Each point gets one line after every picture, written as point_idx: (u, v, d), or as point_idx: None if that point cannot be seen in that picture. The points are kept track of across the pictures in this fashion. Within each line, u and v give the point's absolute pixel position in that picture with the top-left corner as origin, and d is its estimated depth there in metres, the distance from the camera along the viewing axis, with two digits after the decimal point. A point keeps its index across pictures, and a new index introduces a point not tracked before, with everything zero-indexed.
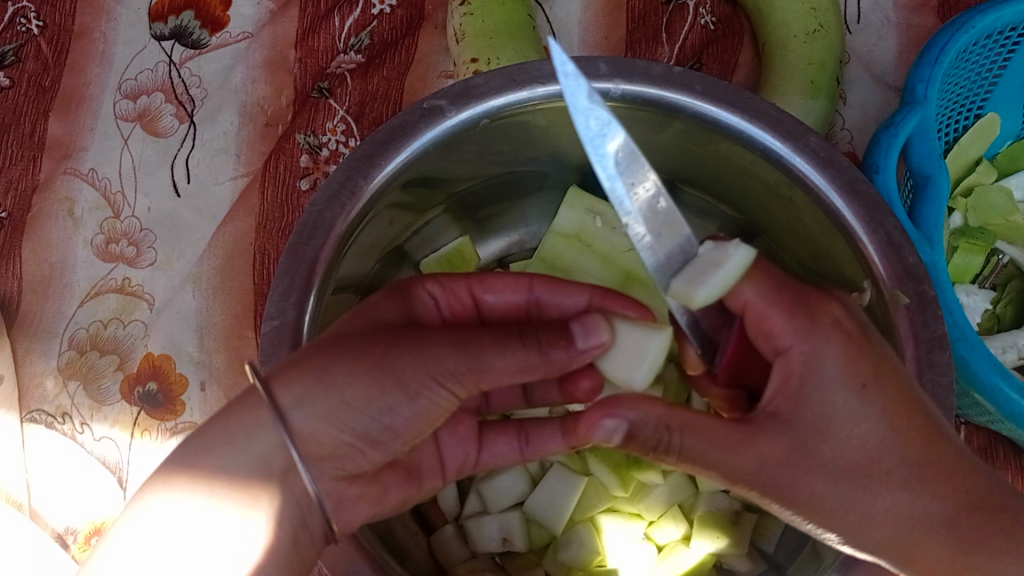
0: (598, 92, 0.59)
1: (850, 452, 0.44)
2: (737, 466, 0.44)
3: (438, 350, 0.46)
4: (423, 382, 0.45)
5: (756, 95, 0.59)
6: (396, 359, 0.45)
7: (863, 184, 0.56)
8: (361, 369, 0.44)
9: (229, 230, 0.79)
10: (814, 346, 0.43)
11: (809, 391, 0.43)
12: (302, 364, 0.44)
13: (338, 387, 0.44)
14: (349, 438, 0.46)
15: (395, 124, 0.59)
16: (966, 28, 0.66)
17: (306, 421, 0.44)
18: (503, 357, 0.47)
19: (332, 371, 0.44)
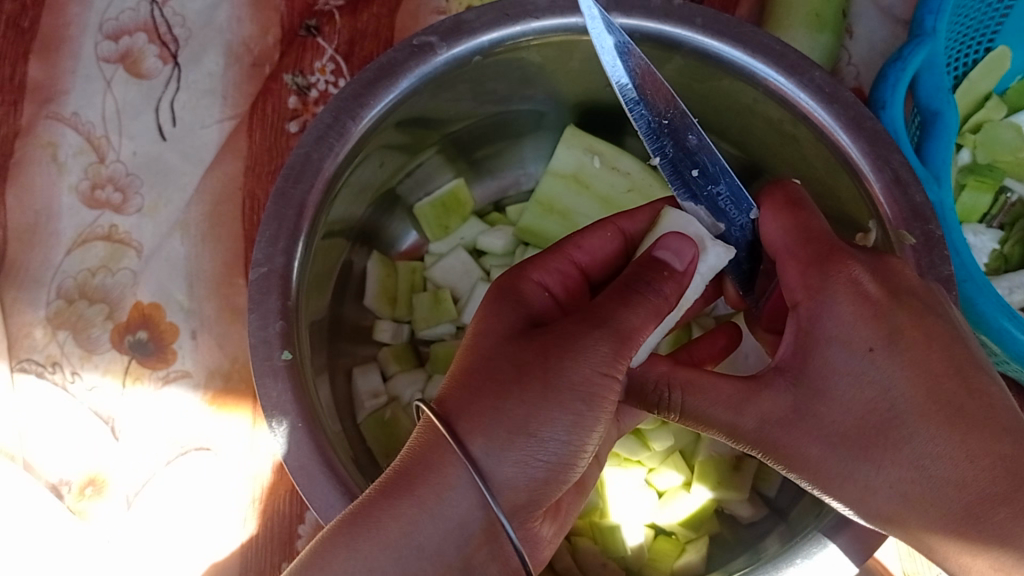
0: None
1: (854, 399, 0.46)
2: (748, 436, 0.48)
3: (593, 339, 0.45)
4: (593, 383, 0.45)
5: (759, 28, 0.56)
6: (560, 371, 0.44)
7: (870, 120, 0.54)
8: (562, 392, 0.44)
9: (217, 173, 0.77)
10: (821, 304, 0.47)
11: (813, 349, 0.47)
12: (471, 420, 0.44)
13: (497, 412, 0.44)
14: (538, 478, 0.45)
15: (384, 62, 0.56)
16: None
17: (497, 470, 0.44)
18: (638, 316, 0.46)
19: (503, 408, 0.44)
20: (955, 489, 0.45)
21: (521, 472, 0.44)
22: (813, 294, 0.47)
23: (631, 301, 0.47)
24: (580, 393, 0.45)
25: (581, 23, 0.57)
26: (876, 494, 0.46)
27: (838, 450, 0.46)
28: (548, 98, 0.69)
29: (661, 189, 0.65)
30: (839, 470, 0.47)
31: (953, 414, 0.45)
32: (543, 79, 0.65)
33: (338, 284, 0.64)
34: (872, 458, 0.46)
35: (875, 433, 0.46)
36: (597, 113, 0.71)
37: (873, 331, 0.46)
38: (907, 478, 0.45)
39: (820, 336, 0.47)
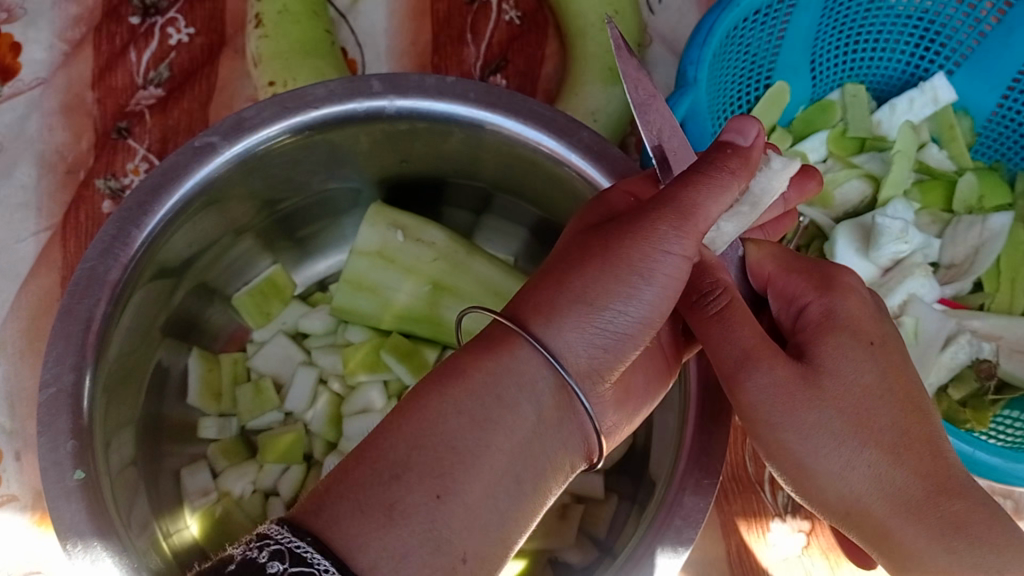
0: (373, 111, 0.58)
1: (856, 383, 0.47)
2: (755, 407, 0.47)
3: (652, 219, 0.44)
4: (657, 263, 0.45)
5: (529, 96, 0.59)
6: (621, 249, 0.44)
7: (638, 173, 0.57)
8: (637, 269, 0.44)
9: (33, 287, 0.76)
10: (830, 300, 0.50)
11: (824, 332, 0.49)
12: (532, 306, 0.44)
13: (581, 296, 0.44)
14: (602, 349, 0.44)
15: (166, 166, 0.57)
16: (732, 6, 0.63)
17: (579, 335, 0.43)
18: (720, 201, 0.45)
19: (558, 309, 0.43)
20: (919, 479, 0.45)
21: (584, 339, 0.44)
22: (823, 292, 0.50)
23: (689, 179, 0.45)
24: (639, 270, 0.44)
25: (359, 109, 0.58)
26: (851, 474, 0.46)
27: (827, 427, 0.46)
28: (356, 177, 0.70)
29: (466, 256, 0.65)
30: (828, 442, 0.46)
31: (911, 408, 0.47)
32: (347, 163, 0.66)
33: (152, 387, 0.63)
34: (857, 440, 0.46)
35: (862, 417, 0.46)
36: (409, 186, 0.73)
37: (872, 329, 0.49)
38: (863, 471, 0.46)
39: (835, 321, 0.49)
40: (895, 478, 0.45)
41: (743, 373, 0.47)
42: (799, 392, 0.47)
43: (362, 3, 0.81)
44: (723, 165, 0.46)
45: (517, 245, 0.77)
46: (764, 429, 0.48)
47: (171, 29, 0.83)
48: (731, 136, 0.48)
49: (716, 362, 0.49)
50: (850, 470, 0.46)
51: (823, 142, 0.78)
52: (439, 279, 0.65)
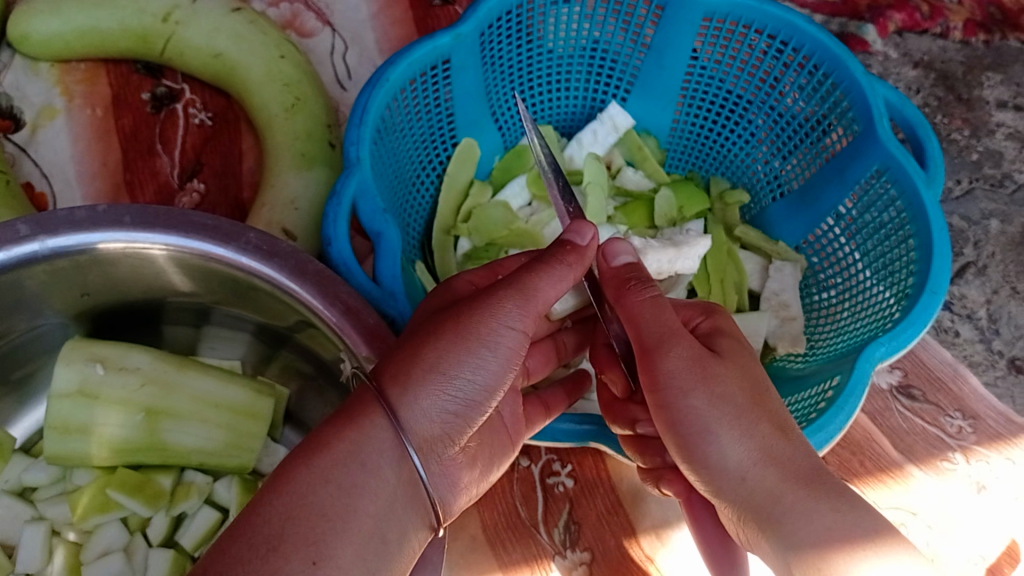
0: (27, 256, 0.57)
1: (747, 376, 0.55)
2: (681, 382, 0.54)
3: (499, 298, 0.51)
4: (500, 335, 0.50)
5: (187, 209, 0.59)
6: (472, 321, 0.50)
7: (311, 263, 0.58)
8: (447, 347, 0.48)
9: None
10: (717, 321, 0.62)
11: (715, 338, 0.59)
12: (405, 360, 0.48)
13: (438, 367, 0.48)
14: (452, 415, 0.48)
15: None
16: (381, 82, 0.66)
17: (415, 415, 0.47)
18: (548, 280, 0.53)
19: (427, 355, 0.48)
20: (804, 455, 0.51)
21: (435, 405, 0.48)
22: (709, 314, 0.62)
23: (533, 269, 0.53)
24: (485, 341, 0.50)
25: (10, 257, 0.56)
26: (728, 447, 0.52)
27: (721, 404, 0.53)
28: (50, 317, 0.68)
29: (176, 372, 0.65)
30: (711, 417, 0.53)
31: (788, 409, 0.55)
32: (27, 306, 0.64)
33: None
34: (751, 416, 0.52)
35: (756, 398, 0.54)
36: (116, 316, 0.72)
37: (746, 345, 0.60)
38: (755, 440, 0.51)
39: (728, 333, 0.60)
40: (777, 451, 0.51)
41: (663, 345, 0.54)
42: (712, 368, 0.54)
43: (41, 133, 0.84)
44: (559, 260, 0.54)
45: (243, 349, 0.75)
46: (668, 410, 0.55)
47: None
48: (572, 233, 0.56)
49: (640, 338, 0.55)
50: (736, 442, 0.52)
51: (522, 186, 0.81)
52: (151, 404, 0.63)
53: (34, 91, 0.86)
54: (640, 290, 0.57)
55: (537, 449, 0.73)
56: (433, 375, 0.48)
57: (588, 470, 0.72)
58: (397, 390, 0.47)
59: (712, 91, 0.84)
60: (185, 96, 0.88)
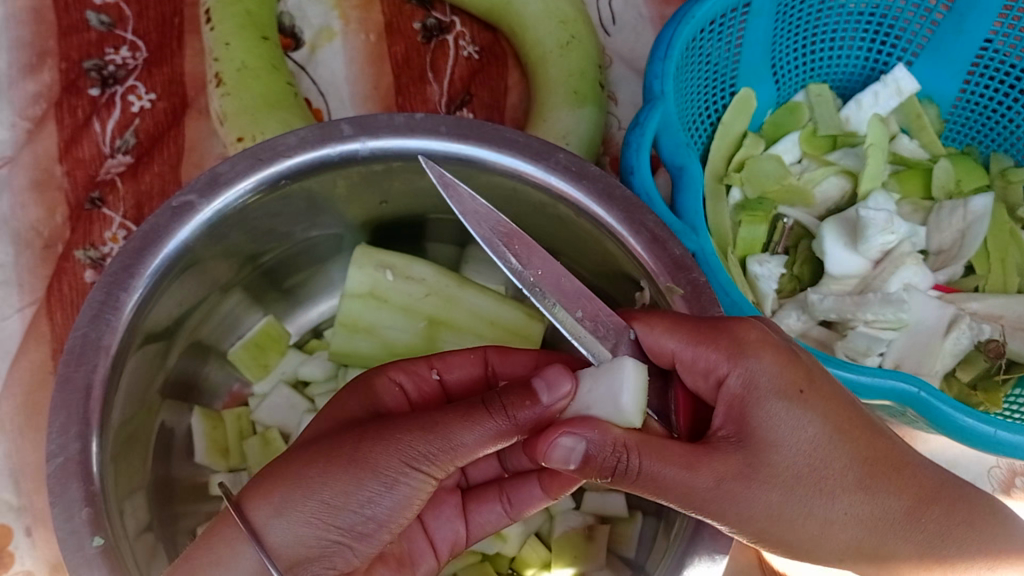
0: (348, 155, 0.59)
1: (805, 448, 0.48)
2: (694, 490, 0.47)
3: (409, 437, 0.47)
4: (397, 470, 0.47)
5: (500, 123, 0.59)
6: (368, 454, 0.47)
7: (619, 188, 0.58)
8: (328, 477, 0.47)
9: (24, 363, 0.76)
10: (747, 366, 0.49)
11: (753, 405, 0.48)
12: (278, 477, 0.47)
13: (314, 493, 0.46)
14: (330, 541, 0.47)
15: (146, 230, 0.57)
16: (687, 19, 0.65)
17: (276, 536, 0.46)
18: (473, 432, 0.48)
19: (307, 475, 0.47)
20: (896, 496, 0.50)
21: (308, 530, 0.46)
22: (736, 360, 0.49)
23: (475, 417, 0.48)
24: (382, 476, 0.47)
25: (333, 154, 0.59)
26: (837, 525, 0.49)
27: (793, 498, 0.48)
28: (335, 223, 0.70)
29: (457, 286, 0.68)
30: (799, 509, 0.48)
31: (872, 451, 0.50)
32: (324, 208, 0.67)
33: (158, 446, 0.65)
34: (825, 492, 0.49)
35: (816, 484, 0.48)
36: (388, 226, 0.73)
37: (796, 377, 0.49)
38: (857, 514, 0.49)
39: (762, 392, 0.48)
40: (875, 506, 0.50)
41: (664, 482, 0.47)
42: (738, 472, 0.47)
43: (320, 52, 0.87)
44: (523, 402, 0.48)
45: (508, 272, 0.77)
46: (738, 522, 0.49)
47: (132, 96, 0.84)
48: (541, 386, 0.50)
49: (634, 485, 0.48)
50: (832, 523, 0.49)
51: (795, 143, 0.79)
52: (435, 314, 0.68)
53: (314, 12, 0.87)
54: (627, 473, 0.47)
55: None
56: (303, 510, 0.46)
57: None
58: (260, 507, 0.47)
59: (998, 76, 0.79)
60: (455, 27, 0.88)
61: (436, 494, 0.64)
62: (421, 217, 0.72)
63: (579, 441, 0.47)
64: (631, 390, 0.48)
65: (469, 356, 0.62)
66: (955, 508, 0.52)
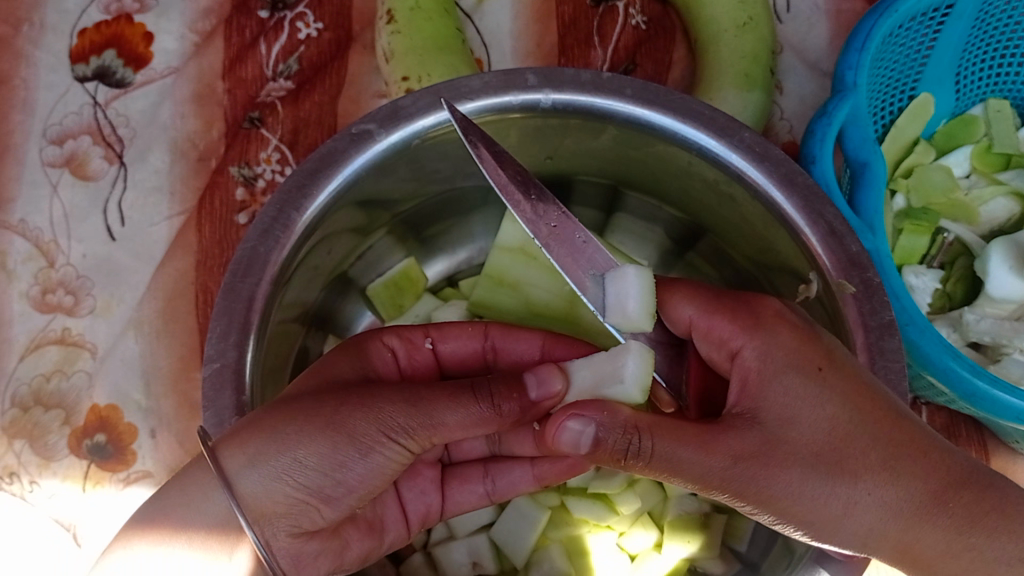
0: (529, 104, 0.58)
1: (820, 426, 0.46)
2: (708, 466, 0.46)
3: (390, 409, 0.49)
4: (374, 437, 0.48)
5: (687, 94, 0.58)
6: (348, 418, 0.48)
7: (801, 175, 0.56)
8: (306, 426, 0.47)
9: (168, 270, 0.77)
10: (764, 340, 0.49)
11: (767, 383, 0.47)
12: (257, 425, 0.47)
13: (290, 450, 0.47)
14: (298, 496, 0.48)
15: (324, 152, 0.57)
16: (890, 12, 0.65)
17: (249, 484, 0.47)
18: (455, 413, 0.50)
19: (284, 429, 0.47)
20: (923, 478, 0.46)
21: (277, 480, 0.47)
22: (752, 333, 0.49)
23: (457, 401, 0.51)
24: (358, 442, 0.48)
25: (515, 101, 0.58)
26: (859, 510, 0.46)
27: (811, 474, 0.46)
28: (491, 173, 0.70)
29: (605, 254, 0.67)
30: (815, 489, 0.46)
31: (903, 436, 0.47)
32: None
33: (295, 368, 0.66)
34: (845, 473, 0.46)
35: (831, 460, 0.46)
36: (541, 184, 0.72)
37: (815, 355, 0.48)
38: (892, 495, 0.46)
39: (774, 366, 0.48)
40: (898, 489, 0.46)
41: (679, 462, 0.46)
42: (748, 442, 0.46)
43: (487, 4, 0.86)
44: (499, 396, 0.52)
45: (653, 249, 0.77)
46: (760, 500, 0.47)
47: (300, 23, 0.83)
48: (530, 380, 0.54)
49: (648, 469, 0.47)
50: (855, 506, 0.46)
51: (967, 157, 0.76)
52: None
53: None
54: (639, 456, 0.47)
55: None
56: (274, 466, 0.47)
57: None
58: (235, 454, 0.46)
59: None
60: None
61: (414, 466, 0.64)
62: (569, 178, 0.71)
63: (589, 426, 0.47)
64: (636, 364, 0.51)
65: (467, 331, 0.65)
66: (987, 495, 0.46)
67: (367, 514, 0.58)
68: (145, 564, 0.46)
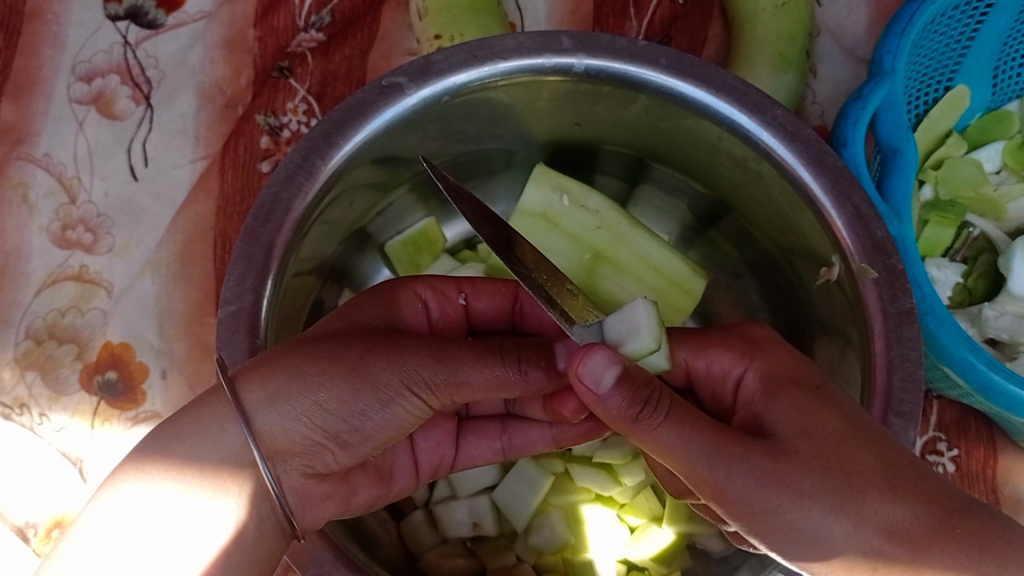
0: (561, 68, 0.58)
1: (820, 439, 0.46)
2: (717, 459, 0.45)
3: (416, 361, 0.49)
4: (395, 388, 0.48)
5: (722, 68, 0.58)
6: (372, 366, 0.48)
7: (831, 156, 0.55)
8: (326, 368, 0.47)
9: (188, 214, 0.77)
10: (763, 363, 0.52)
11: (767, 401, 0.49)
12: (278, 363, 0.47)
13: (312, 393, 0.47)
14: (314, 440, 0.48)
15: (353, 103, 0.57)
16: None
17: (267, 420, 0.47)
18: (479, 373, 0.50)
19: (307, 371, 0.47)
20: (925, 504, 0.45)
21: (294, 422, 0.47)
22: (750, 357, 0.52)
23: (480, 360, 0.51)
24: (379, 391, 0.48)
25: (547, 64, 0.58)
26: (860, 535, 0.45)
27: (814, 487, 0.45)
28: (518, 137, 0.69)
29: (628, 226, 0.68)
30: (819, 507, 0.45)
31: (904, 463, 0.46)
32: (513, 119, 0.66)
33: (310, 319, 0.66)
34: (852, 491, 0.45)
35: (833, 473, 0.45)
36: (567, 151, 0.72)
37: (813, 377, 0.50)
38: (889, 519, 0.44)
39: (777, 381, 0.50)
40: (900, 516, 0.45)
41: (682, 439, 0.45)
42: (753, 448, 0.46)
43: None
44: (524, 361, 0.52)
45: (675, 224, 0.76)
46: (760, 517, 0.46)
47: None
48: (559, 354, 0.53)
49: (652, 440, 0.46)
50: (859, 528, 0.45)
51: (998, 153, 0.75)
52: (602, 248, 0.67)
53: None
54: (650, 419, 0.45)
55: (927, 422, 0.72)
56: (290, 406, 0.47)
57: (974, 461, 0.70)
58: (255, 390, 0.47)
59: None
60: None
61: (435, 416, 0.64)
62: (595, 147, 0.71)
63: (612, 364, 0.45)
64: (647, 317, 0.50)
65: (501, 289, 0.64)
66: (992, 528, 0.45)
67: (376, 463, 0.58)
68: (154, 496, 0.46)
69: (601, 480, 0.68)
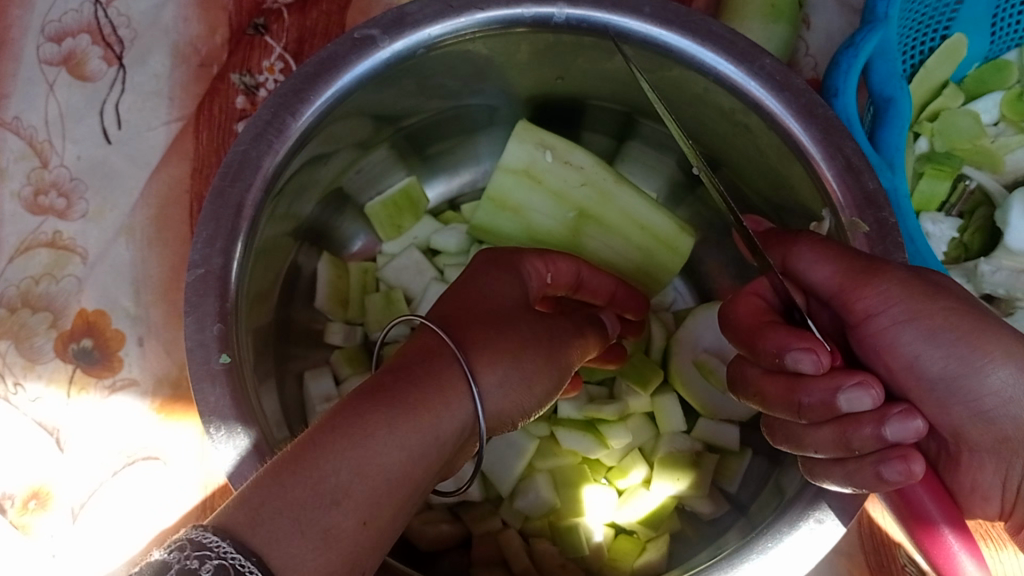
0: (541, 19, 0.56)
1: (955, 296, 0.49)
2: (874, 298, 0.49)
3: (571, 338, 0.53)
4: (568, 362, 0.52)
5: (708, 16, 0.55)
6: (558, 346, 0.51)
7: (821, 107, 0.53)
8: (530, 347, 0.49)
9: (163, 176, 0.75)
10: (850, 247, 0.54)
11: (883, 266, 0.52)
12: (499, 346, 0.47)
13: (524, 375, 0.49)
14: (509, 416, 0.50)
15: (324, 56, 0.55)
16: None
17: (494, 399, 0.47)
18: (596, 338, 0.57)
19: (520, 355, 0.48)
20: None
21: (510, 395, 0.48)
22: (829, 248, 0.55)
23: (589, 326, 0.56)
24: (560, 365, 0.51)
25: (526, 15, 0.56)
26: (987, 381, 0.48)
27: (948, 335, 0.48)
28: (499, 92, 0.67)
29: (613, 182, 0.65)
30: (951, 351, 0.48)
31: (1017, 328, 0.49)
32: (495, 73, 0.64)
33: (286, 283, 0.64)
34: (983, 342, 0.48)
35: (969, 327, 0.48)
36: (551, 106, 0.70)
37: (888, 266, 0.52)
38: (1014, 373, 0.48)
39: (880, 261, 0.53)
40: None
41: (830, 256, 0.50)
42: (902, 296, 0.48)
43: None
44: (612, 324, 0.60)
45: (663, 181, 0.74)
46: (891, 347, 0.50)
47: None
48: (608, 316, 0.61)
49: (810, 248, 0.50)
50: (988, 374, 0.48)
51: (995, 103, 0.74)
52: (587, 207, 0.65)
53: None
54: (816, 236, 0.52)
55: None
56: (512, 380, 0.48)
57: None
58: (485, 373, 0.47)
59: None
60: None
61: None
62: (581, 101, 0.68)
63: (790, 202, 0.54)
64: None
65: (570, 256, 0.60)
66: None
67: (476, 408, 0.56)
68: None
69: (588, 442, 0.67)
